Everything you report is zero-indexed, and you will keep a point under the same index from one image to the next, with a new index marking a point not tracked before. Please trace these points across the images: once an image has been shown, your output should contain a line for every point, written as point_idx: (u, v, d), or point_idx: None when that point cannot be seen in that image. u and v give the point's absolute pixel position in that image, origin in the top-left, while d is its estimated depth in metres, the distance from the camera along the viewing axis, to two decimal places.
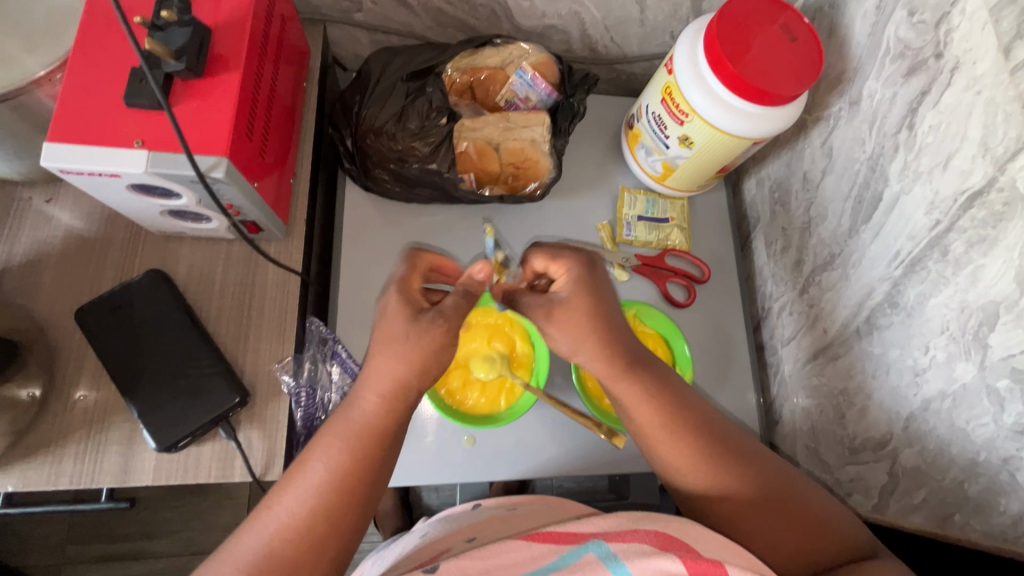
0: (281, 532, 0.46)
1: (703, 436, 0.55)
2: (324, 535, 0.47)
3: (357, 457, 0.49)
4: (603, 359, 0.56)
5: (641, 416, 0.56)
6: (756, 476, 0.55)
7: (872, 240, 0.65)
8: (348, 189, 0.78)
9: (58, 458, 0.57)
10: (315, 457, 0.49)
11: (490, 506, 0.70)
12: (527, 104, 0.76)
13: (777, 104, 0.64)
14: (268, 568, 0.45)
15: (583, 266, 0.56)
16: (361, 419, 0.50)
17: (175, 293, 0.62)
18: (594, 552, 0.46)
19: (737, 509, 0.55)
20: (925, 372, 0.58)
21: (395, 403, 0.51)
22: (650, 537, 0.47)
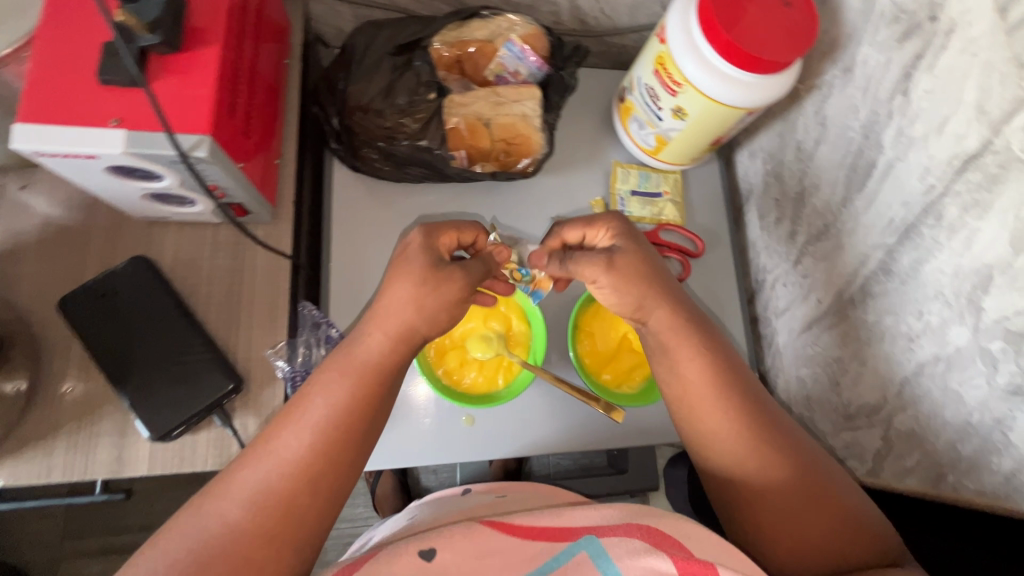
0: (277, 474, 0.45)
1: (746, 400, 0.52)
2: (322, 479, 0.46)
3: (354, 396, 0.48)
4: (667, 317, 0.55)
5: (683, 372, 0.54)
6: (797, 453, 0.51)
7: (866, 209, 0.65)
8: (336, 170, 0.76)
9: (48, 452, 0.55)
10: (313, 399, 0.48)
11: (482, 494, 0.69)
12: (517, 78, 0.75)
13: (771, 72, 0.63)
14: (264, 506, 0.44)
15: (619, 226, 0.60)
16: (363, 357, 0.50)
17: (161, 279, 0.60)
18: (585, 550, 0.43)
19: (769, 490, 0.50)
20: (920, 337, 0.58)
21: (399, 345, 0.52)
22: (644, 534, 0.44)
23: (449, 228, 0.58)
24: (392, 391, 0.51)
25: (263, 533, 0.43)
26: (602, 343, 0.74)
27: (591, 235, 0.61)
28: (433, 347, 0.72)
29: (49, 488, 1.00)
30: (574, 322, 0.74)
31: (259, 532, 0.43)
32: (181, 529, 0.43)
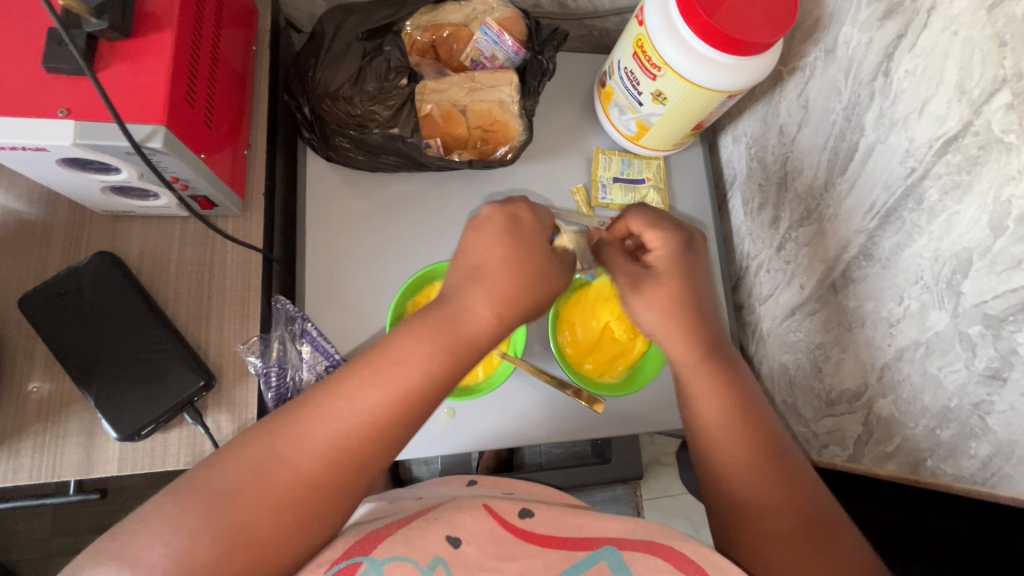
0: (354, 428, 0.45)
1: (758, 438, 0.53)
2: (392, 441, 0.46)
3: (446, 366, 0.48)
4: (681, 343, 0.55)
5: (698, 408, 0.55)
6: (802, 493, 0.52)
7: (848, 193, 0.64)
8: (310, 161, 0.74)
9: (15, 453, 0.54)
10: (409, 353, 0.47)
11: (491, 485, 0.70)
12: (494, 63, 0.73)
13: (750, 54, 0.62)
14: (335, 455, 0.44)
15: (678, 241, 0.57)
16: (468, 324, 0.49)
17: (127, 275, 0.59)
18: (605, 561, 0.45)
19: (773, 531, 0.50)
20: (899, 323, 0.58)
21: (506, 317, 0.50)
22: (666, 552, 0.45)
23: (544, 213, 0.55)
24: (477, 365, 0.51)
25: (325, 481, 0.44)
26: (583, 334, 0.73)
27: (647, 237, 0.58)
28: None
29: (33, 486, 0.99)
30: (555, 312, 0.73)
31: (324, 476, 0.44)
32: (251, 461, 0.44)
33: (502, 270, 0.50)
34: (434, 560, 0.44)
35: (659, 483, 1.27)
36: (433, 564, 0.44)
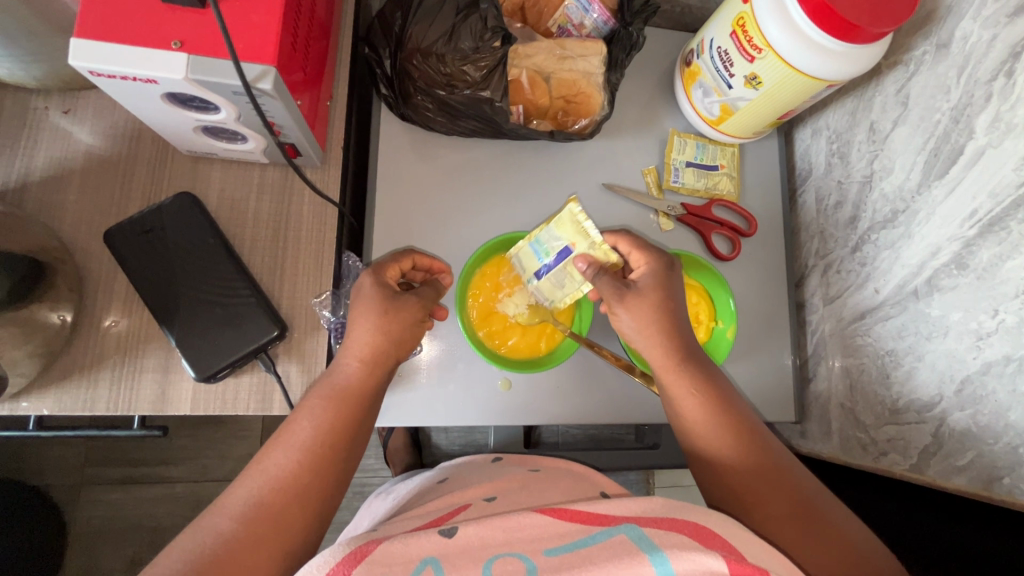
0: (267, 491, 0.48)
1: (743, 430, 0.56)
2: (309, 490, 0.49)
3: (341, 418, 0.53)
4: (660, 345, 0.58)
5: (682, 410, 0.57)
6: (792, 479, 0.53)
7: (944, 198, 0.61)
8: (383, 117, 0.73)
9: (93, 383, 0.55)
10: (299, 420, 0.52)
11: (515, 465, 0.70)
12: (581, 32, 0.71)
13: (862, 42, 0.59)
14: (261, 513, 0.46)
15: (662, 264, 0.61)
16: (346, 385, 0.54)
17: (207, 218, 0.58)
18: (626, 533, 0.45)
19: (782, 520, 0.51)
20: (989, 337, 0.56)
21: (375, 370, 0.56)
22: (690, 528, 0.45)
23: (393, 262, 0.61)
24: (370, 413, 0.55)
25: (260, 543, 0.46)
26: None
27: (635, 257, 0.63)
28: (479, 309, 0.71)
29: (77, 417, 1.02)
30: None
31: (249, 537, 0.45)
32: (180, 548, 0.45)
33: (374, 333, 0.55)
34: (422, 563, 0.43)
35: (674, 473, 1.28)
36: (421, 567, 0.43)
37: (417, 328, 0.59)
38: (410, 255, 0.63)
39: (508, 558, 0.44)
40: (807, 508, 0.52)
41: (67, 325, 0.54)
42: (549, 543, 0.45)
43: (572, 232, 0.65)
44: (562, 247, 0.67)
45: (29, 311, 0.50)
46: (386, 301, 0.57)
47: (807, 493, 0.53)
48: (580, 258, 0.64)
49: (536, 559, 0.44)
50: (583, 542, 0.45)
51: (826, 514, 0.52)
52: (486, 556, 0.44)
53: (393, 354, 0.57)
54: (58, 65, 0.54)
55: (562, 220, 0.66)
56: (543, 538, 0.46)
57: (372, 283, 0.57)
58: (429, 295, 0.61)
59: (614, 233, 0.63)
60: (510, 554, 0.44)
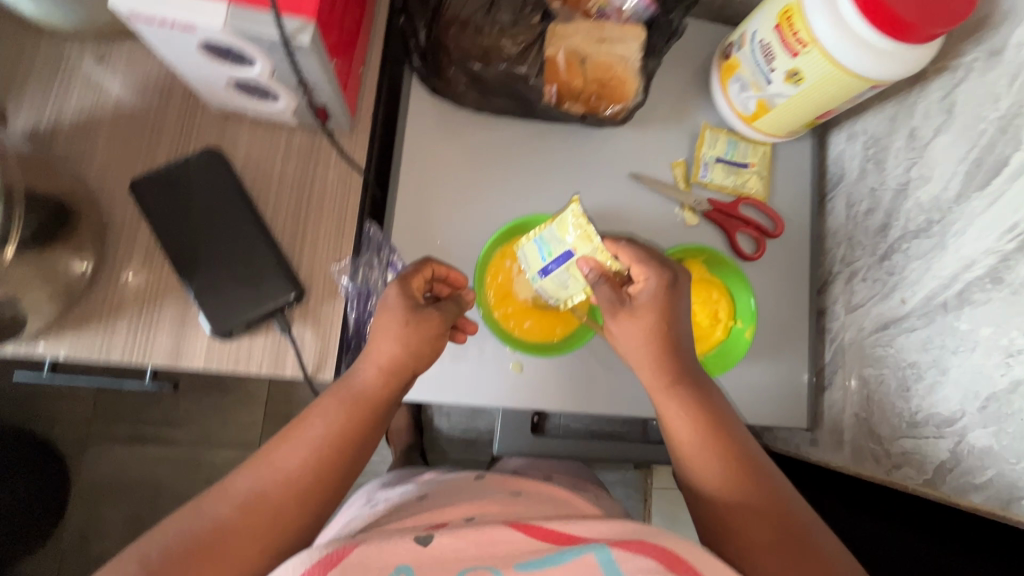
0: (269, 485, 0.50)
1: (734, 455, 0.55)
2: (304, 491, 0.51)
3: (352, 422, 0.54)
4: (650, 362, 0.59)
5: (672, 430, 0.58)
6: (782, 508, 0.53)
7: (984, 209, 0.60)
8: (413, 90, 0.72)
9: (110, 330, 0.55)
10: (312, 419, 0.54)
11: (494, 488, 0.67)
12: (621, 16, 0.67)
13: (913, 42, 0.57)
14: (252, 511, 0.49)
15: (665, 279, 0.60)
16: (361, 390, 0.56)
17: (232, 176, 0.58)
18: (595, 555, 0.44)
19: (765, 550, 0.50)
20: (1020, 354, 0.54)
21: (392, 378, 0.56)
22: (657, 552, 0.44)
23: (415, 272, 0.60)
24: (382, 421, 0.57)
25: (254, 529, 0.48)
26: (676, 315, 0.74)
27: (636, 270, 0.61)
28: (496, 290, 0.71)
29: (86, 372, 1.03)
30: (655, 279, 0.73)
31: (242, 524, 0.48)
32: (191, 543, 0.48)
33: (394, 346, 0.56)
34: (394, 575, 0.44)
35: None
36: None
37: (439, 340, 0.58)
38: (430, 265, 0.61)
39: (477, 571, 0.44)
40: (791, 541, 0.50)
41: (86, 274, 0.54)
42: (522, 557, 0.45)
43: (574, 234, 0.60)
44: (566, 250, 0.62)
45: (54, 253, 0.51)
46: (410, 312, 0.57)
47: (797, 518, 0.52)
48: (583, 260, 0.61)
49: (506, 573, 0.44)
50: (551, 559, 0.44)
51: (812, 550, 0.50)
52: (456, 570, 0.44)
53: (409, 367, 0.57)
54: (96, 11, 0.54)
55: (563, 224, 0.61)
56: (514, 553, 0.46)
57: (397, 293, 0.57)
58: (450, 310, 0.60)
59: (618, 243, 0.61)
60: (479, 567, 0.45)
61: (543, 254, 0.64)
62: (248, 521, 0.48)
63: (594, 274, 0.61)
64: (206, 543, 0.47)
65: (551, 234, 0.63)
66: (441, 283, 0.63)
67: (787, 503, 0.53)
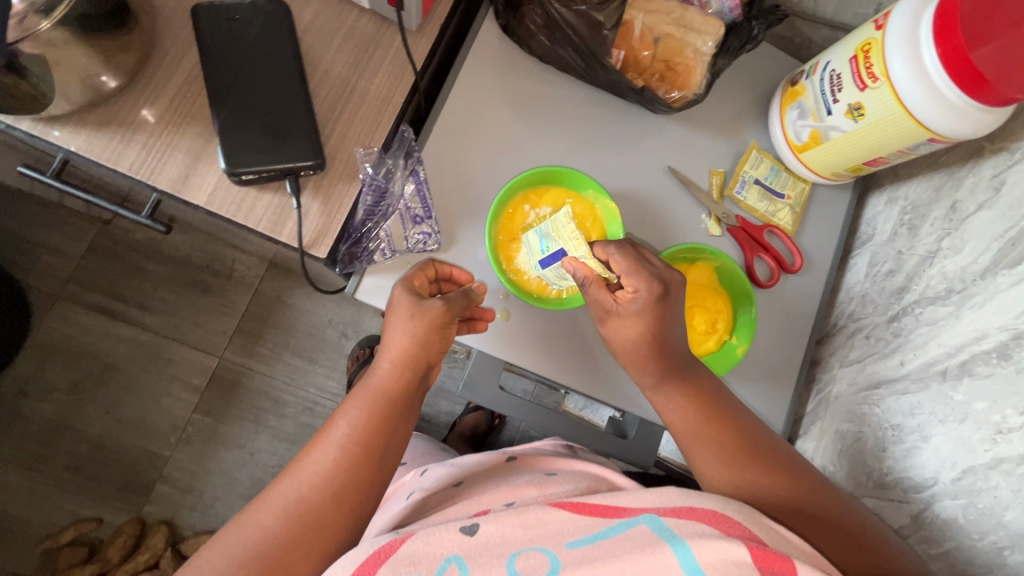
0: (306, 490, 0.52)
1: (733, 428, 0.60)
2: (345, 494, 0.53)
3: (373, 418, 0.55)
4: (636, 360, 0.62)
5: (671, 418, 0.62)
6: (799, 480, 0.56)
7: (1008, 287, 0.57)
8: (484, 22, 0.73)
9: (127, 141, 0.55)
10: (336, 423, 0.56)
11: (527, 470, 0.67)
12: (703, 8, 0.70)
13: (984, 103, 0.57)
14: (297, 519, 0.51)
15: (654, 293, 0.59)
16: (377, 387, 0.57)
17: (290, 36, 0.58)
18: (647, 524, 0.46)
19: (791, 510, 0.54)
20: (1009, 433, 0.53)
21: (405, 371, 0.57)
22: (708, 516, 0.46)
23: (418, 271, 0.62)
24: (406, 412, 0.58)
25: (301, 537, 0.51)
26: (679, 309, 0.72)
27: (626, 281, 0.60)
28: (505, 229, 0.70)
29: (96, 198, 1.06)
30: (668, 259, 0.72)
31: (290, 536, 0.50)
32: (223, 542, 0.50)
33: (410, 342, 0.57)
34: (444, 562, 0.47)
35: None
36: (445, 566, 0.46)
37: (446, 330, 0.59)
38: (432, 264, 0.63)
39: (531, 553, 0.47)
40: (820, 518, 0.54)
41: (112, 89, 0.53)
42: (570, 535, 0.48)
43: (565, 237, 0.60)
44: (558, 247, 0.62)
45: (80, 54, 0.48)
46: (414, 306, 0.58)
47: (807, 509, 0.54)
48: (568, 263, 0.60)
49: (559, 553, 0.46)
50: (602, 534, 0.47)
51: (866, 540, 0.53)
52: (509, 554, 0.47)
53: (423, 357, 0.58)
54: None
55: (557, 224, 0.61)
56: (563, 531, 0.48)
57: (402, 291, 0.58)
58: (458, 302, 0.59)
59: (607, 247, 0.62)
60: (531, 549, 0.47)
61: (541, 248, 0.64)
62: (289, 533, 0.50)
63: (581, 276, 0.61)
64: (265, 551, 0.49)
65: (547, 232, 0.63)
66: (446, 282, 0.64)
67: (813, 483, 0.56)
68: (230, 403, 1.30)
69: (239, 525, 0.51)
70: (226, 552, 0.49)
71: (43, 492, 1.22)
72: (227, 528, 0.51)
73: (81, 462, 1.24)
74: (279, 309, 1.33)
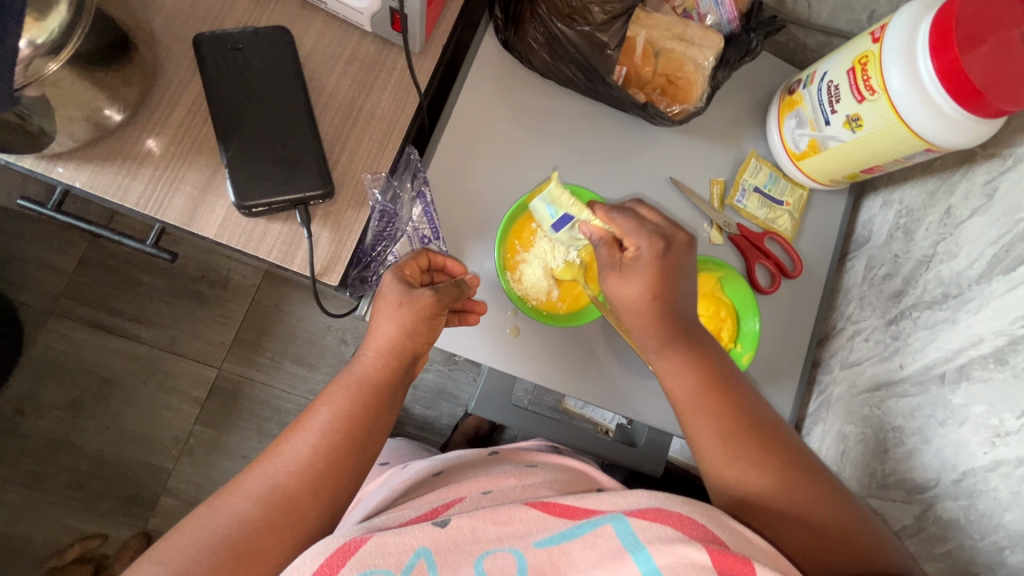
0: (288, 488, 0.52)
1: (733, 402, 0.60)
2: (323, 481, 0.53)
3: (357, 406, 0.56)
4: (644, 323, 0.61)
5: (671, 381, 0.62)
6: (788, 461, 0.57)
7: (1004, 293, 0.59)
8: (485, 38, 0.72)
9: (132, 175, 0.54)
10: (319, 408, 0.56)
11: (509, 462, 0.70)
12: (702, 22, 0.71)
13: (979, 115, 0.58)
14: (279, 518, 0.51)
15: (656, 251, 0.60)
16: (363, 375, 0.58)
17: (294, 61, 0.58)
18: (612, 525, 0.47)
19: (773, 514, 0.54)
20: (1007, 436, 0.55)
21: (391, 359, 0.58)
22: (675, 520, 0.46)
23: (411, 260, 0.61)
24: (388, 404, 0.58)
25: (278, 532, 0.51)
26: None
27: (628, 241, 0.61)
28: (512, 245, 0.71)
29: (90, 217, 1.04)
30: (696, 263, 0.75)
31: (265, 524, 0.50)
32: (194, 525, 0.50)
33: (396, 331, 0.58)
34: (415, 556, 0.47)
35: None
36: (412, 562, 0.47)
37: (434, 320, 0.59)
38: (427, 254, 0.64)
39: (499, 553, 0.48)
40: (800, 503, 0.54)
41: (116, 122, 0.53)
42: (537, 533, 0.49)
43: (566, 205, 0.64)
44: (564, 214, 0.65)
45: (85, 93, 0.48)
46: (403, 294, 0.58)
47: (772, 506, 0.54)
48: (581, 225, 0.63)
49: (526, 553, 0.47)
50: (567, 534, 0.48)
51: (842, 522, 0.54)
52: (478, 552, 0.48)
53: (409, 347, 0.59)
54: None
55: (553, 193, 0.65)
56: (532, 529, 0.49)
57: (392, 280, 0.58)
58: (449, 292, 0.59)
59: (609, 213, 0.63)
60: (501, 549, 0.48)
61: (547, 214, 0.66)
62: (284, 528, 0.51)
63: (594, 238, 0.63)
64: (237, 538, 0.49)
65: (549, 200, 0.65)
66: (439, 273, 0.64)
67: (800, 462, 0.57)
68: (231, 413, 1.29)
69: (210, 506, 0.51)
70: (197, 538, 0.49)
71: (45, 511, 1.21)
72: (200, 511, 0.51)
73: (83, 478, 1.23)
74: (278, 318, 1.33)
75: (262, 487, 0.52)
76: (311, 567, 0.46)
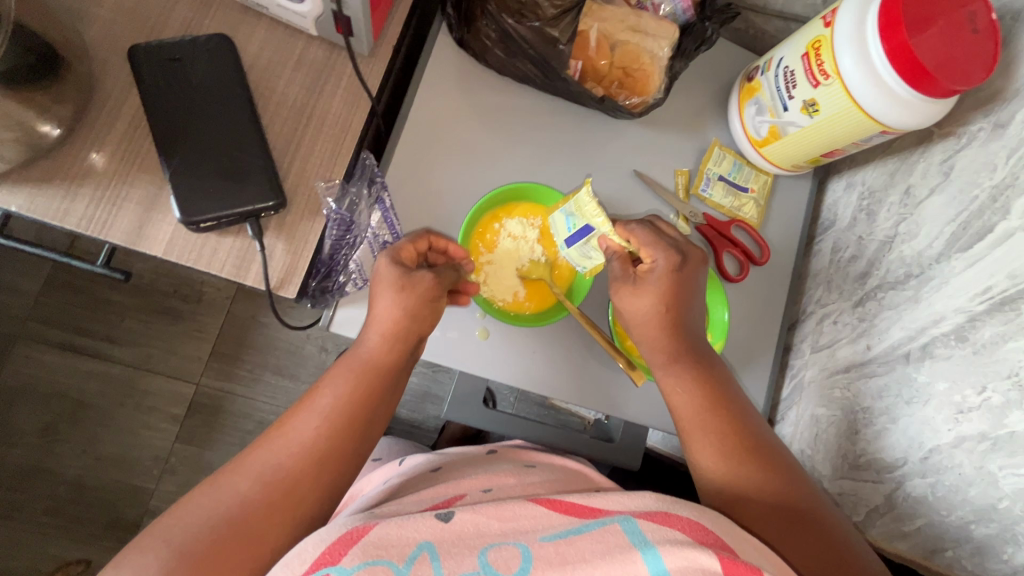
0: (248, 514, 0.49)
1: (733, 419, 0.59)
2: (291, 500, 0.50)
3: (359, 391, 0.55)
4: (653, 334, 0.62)
5: (674, 401, 0.61)
6: (788, 477, 0.57)
7: (962, 269, 0.60)
8: (438, 37, 0.71)
9: (72, 196, 0.52)
10: (323, 391, 0.55)
11: (507, 460, 0.69)
12: (657, 11, 0.70)
13: (931, 95, 0.58)
14: (243, 545, 0.48)
15: (670, 264, 0.62)
16: (367, 359, 0.57)
17: (238, 70, 0.56)
18: (621, 524, 0.46)
19: (772, 521, 0.54)
20: (969, 412, 0.56)
21: (396, 343, 0.57)
22: (683, 525, 0.46)
23: (409, 243, 0.60)
24: (391, 390, 0.57)
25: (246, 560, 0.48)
26: None
27: (643, 254, 0.63)
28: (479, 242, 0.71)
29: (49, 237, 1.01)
30: None
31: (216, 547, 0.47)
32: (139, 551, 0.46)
33: (395, 320, 0.57)
34: (418, 549, 0.46)
35: None
36: (415, 554, 0.45)
37: (436, 303, 0.59)
38: (427, 236, 0.62)
39: (504, 546, 0.46)
40: (797, 515, 0.54)
41: (54, 139, 0.51)
42: (545, 529, 0.48)
43: (586, 215, 0.62)
44: (584, 224, 0.63)
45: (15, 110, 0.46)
46: (404, 275, 0.57)
47: (769, 517, 0.54)
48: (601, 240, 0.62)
49: (533, 546, 0.46)
50: (576, 530, 0.47)
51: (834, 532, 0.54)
52: (482, 545, 0.46)
53: (413, 330, 0.58)
54: None
55: (579, 201, 0.62)
56: (537, 526, 0.48)
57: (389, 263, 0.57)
58: (449, 275, 0.61)
59: (628, 226, 0.63)
60: (506, 542, 0.47)
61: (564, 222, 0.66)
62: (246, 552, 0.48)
63: (611, 253, 0.63)
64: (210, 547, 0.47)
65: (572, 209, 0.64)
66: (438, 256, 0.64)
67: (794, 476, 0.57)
68: (212, 429, 1.27)
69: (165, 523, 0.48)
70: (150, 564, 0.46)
71: (24, 540, 1.18)
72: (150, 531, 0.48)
73: (62, 504, 1.20)
74: (254, 329, 1.30)
75: (221, 501, 0.49)
76: (314, 553, 0.45)
